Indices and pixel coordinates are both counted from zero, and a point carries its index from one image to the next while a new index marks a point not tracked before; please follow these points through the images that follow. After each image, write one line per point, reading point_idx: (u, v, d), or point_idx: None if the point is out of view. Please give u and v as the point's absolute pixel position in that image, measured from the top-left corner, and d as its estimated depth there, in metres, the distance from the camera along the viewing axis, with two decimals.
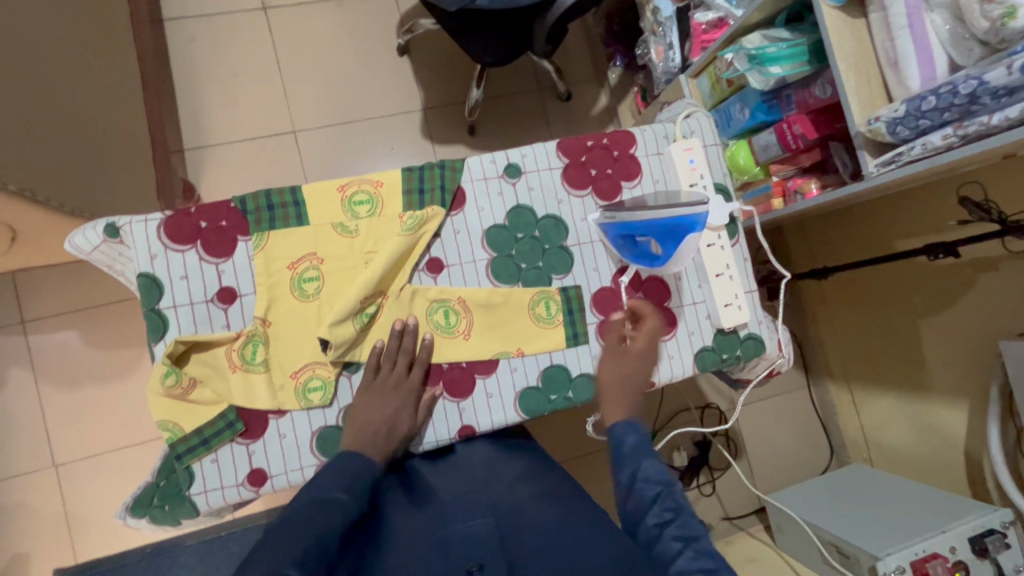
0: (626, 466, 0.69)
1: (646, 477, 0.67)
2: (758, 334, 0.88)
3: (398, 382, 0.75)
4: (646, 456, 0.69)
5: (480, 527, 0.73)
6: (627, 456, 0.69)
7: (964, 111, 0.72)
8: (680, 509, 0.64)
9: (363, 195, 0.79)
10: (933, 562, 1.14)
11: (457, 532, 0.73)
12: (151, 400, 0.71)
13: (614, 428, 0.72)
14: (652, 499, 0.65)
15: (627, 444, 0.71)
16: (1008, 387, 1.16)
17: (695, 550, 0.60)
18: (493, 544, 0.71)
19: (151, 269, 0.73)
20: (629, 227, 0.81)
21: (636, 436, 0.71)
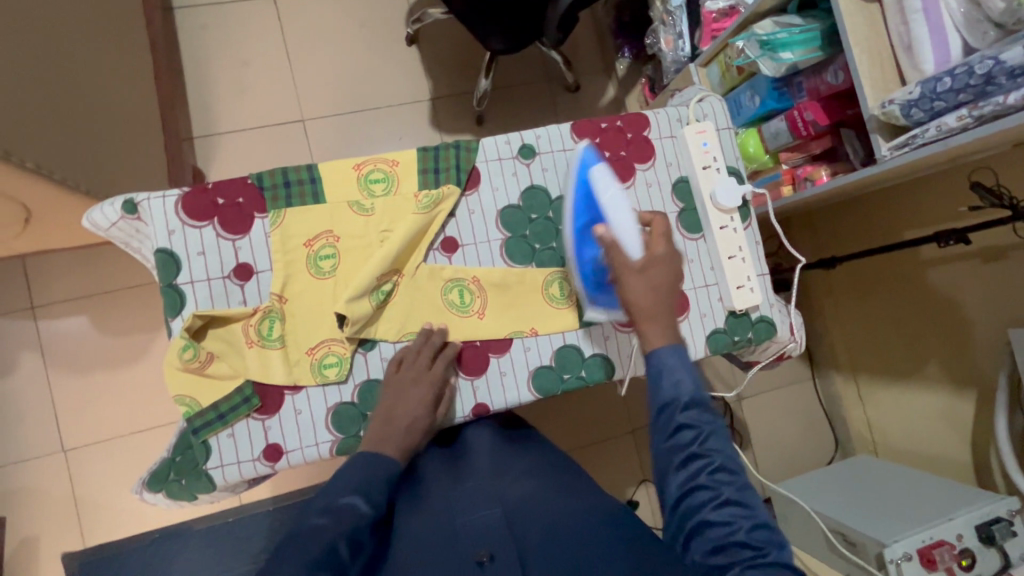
0: (671, 399, 0.64)
1: (695, 415, 0.63)
2: (770, 317, 0.89)
3: (418, 376, 0.74)
4: (692, 389, 0.64)
5: (490, 519, 0.78)
6: (672, 393, 0.64)
7: (979, 92, 0.72)
8: (724, 449, 0.62)
9: (379, 174, 0.79)
10: (940, 549, 1.15)
11: (467, 524, 0.78)
12: (169, 374, 0.71)
13: (657, 352, 0.66)
14: (700, 439, 0.62)
15: (671, 374, 0.65)
16: (1016, 375, 1.16)
17: (738, 497, 0.60)
18: (502, 535, 0.76)
19: (168, 245, 0.73)
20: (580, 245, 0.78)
21: (681, 364, 0.65)
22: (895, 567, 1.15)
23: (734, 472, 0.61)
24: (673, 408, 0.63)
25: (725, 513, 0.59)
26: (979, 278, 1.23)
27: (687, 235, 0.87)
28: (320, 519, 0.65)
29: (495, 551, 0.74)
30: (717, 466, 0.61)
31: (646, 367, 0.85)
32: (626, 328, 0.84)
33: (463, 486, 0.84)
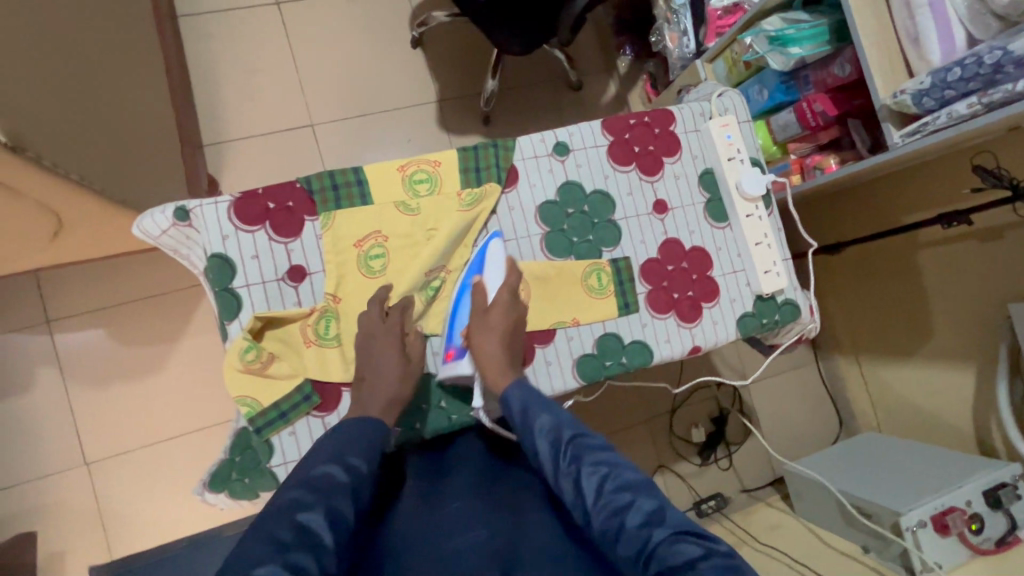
0: (526, 432, 0.68)
1: (545, 438, 0.66)
2: (794, 300, 0.93)
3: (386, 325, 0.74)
4: (538, 413, 0.68)
5: (477, 540, 0.67)
6: (522, 424, 0.69)
7: (988, 80, 0.77)
8: (585, 451, 0.63)
9: (422, 174, 0.81)
10: (952, 514, 1.21)
11: (452, 548, 0.66)
12: (231, 375, 0.73)
13: (506, 395, 0.72)
14: (557, 455, 0.64)
15: (518, 408, 0.70)
16: (1016, 347, 1.23)
17: (607, 491, 0.59)
18: (491, 556, 0.63)
19: (223, 249, 0.75)
20: (455, 310, 0.80)
21: (526, 395, 0.70)
22: (911, 534, 1.20)
23: (600, 468, 0.61)
24: (530, 441, 0.68)
25: (605, 509, 0.58)
26: (977, 257, 1.29)
27: (714, 224, 0.91)
28: (297, 492, 0.57)
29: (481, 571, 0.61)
30: (580, 472, 0.62)
31: (682, 352, 0.88)
32: (661, 315, 0.88)
33: (453, 504, 0.74)
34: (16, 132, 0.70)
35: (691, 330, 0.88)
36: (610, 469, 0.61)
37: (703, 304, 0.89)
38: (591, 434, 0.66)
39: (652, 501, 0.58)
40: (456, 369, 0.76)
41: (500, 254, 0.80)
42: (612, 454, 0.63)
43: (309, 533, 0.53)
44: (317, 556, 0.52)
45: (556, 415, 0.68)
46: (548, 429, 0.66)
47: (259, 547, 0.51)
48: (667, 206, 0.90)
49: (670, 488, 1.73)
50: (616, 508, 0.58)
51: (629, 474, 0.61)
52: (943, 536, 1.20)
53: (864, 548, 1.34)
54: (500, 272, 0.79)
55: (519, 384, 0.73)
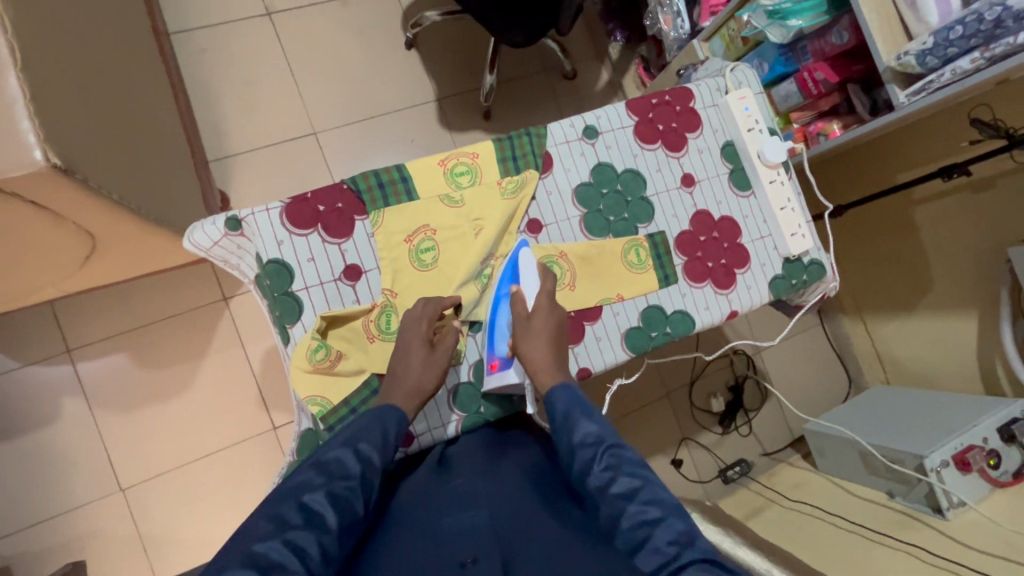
0: (563, 432, 0.65)
1: (583, 440, 0.63)
2: (819, 259, 0.98)
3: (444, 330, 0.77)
4: (580, 417, 0.65)
5: (476, 519, 0.64)
6: (560, 422, 0.66)
7: (988, 35, 0.82)
8: (621, 461, 0.61)
9: (462, 167, 0.84)
10: (972, 452, 1.27)
11: (450, 526, 0.63)
12: (302, 376, 0.75)
13: (549, 395, 0.69)
14: (593, 458, 0.62)
15: (561, 410, 0.67)
16: (1017, 288, 1.29)
17: (640, 503, 0.57)
18: (490, 540, 0.61)
19: (279, 254, 0.76)
20: (496, 321, 0.80)
21: (571, 397, 0.68)
22: (936, 474, 1.26)
23: (635, 479, 0.59)
24: (565, 440, 0.65)
25: (630, 523, 0.56)
26: (973, 207, 1.35)
27: (739, 193, 0.95)
28: (308, 474, 0.58)
29: (479, 553, 0.58)
30: (613, 478, 0.59)
31: (721, 317, 0.92)
32: (698, 284, 0.91)
33: (454, 482, 0.71)
34: (68, 155, 0.70)
35: (727, 296, 0.92)
36: (644, 483, 0.59)
37: (736, 271, 0.93)
38: (627, 446, 0.63)
39: (682, 522, 0.55)
40: (504, 379, 0.78)
41: (531, 263, 0.80)
42: (648, 469, 0.61)
43: (314, 516, 0.54)
44: (319, 539, 0.53)
45: (595, 421, 0.66)
46: (584, 433, 0.64)
47: (263, 524, 0.53)
48: (694, 179, 0.93)
49: (696, 458, 1.78)
50: (644, 523, 0.55)
51: (661, 491, 0.58)
52: (965, 473, 1.27)
53: (890, 493, 1.40)
54: (534, 281, 0.79)
55: (562, 385, 0.70)
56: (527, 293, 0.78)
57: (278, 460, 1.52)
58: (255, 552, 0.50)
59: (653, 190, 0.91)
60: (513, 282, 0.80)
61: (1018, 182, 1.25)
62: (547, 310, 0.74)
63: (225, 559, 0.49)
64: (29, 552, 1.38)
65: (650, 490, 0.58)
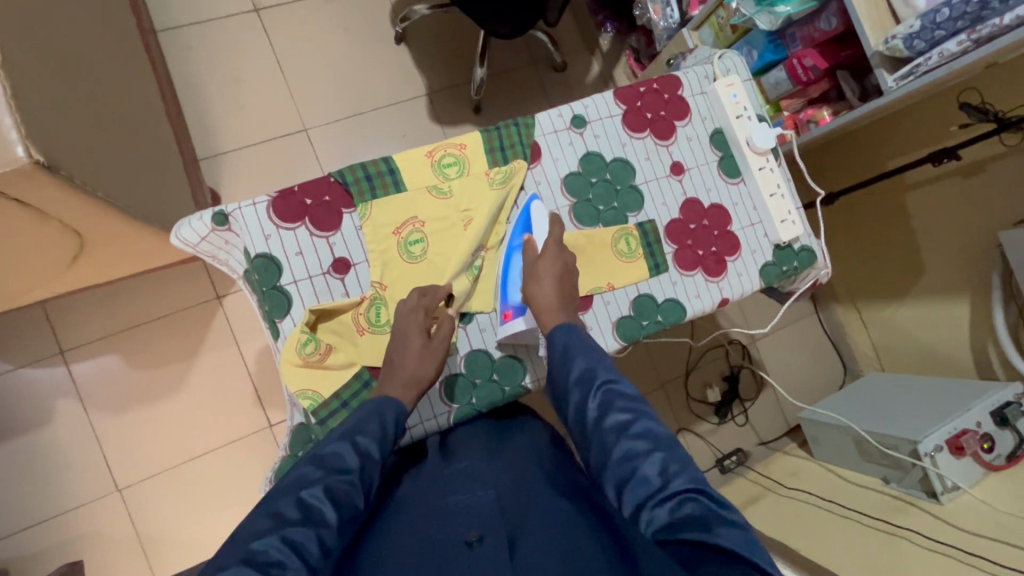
0: (562, 370, 0.67)
1: (578, 377, 0.65)
2: (810, 246, 0.98)
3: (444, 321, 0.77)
4: (577, 355, 0.67)
5: (482, 499, 0.65)
6: (560, 359, 0.68)
7: (975, 17, 0.82)
8: (616, 395, 0.62)
9: (450, 158, 0.84)
10: (965, 436, 1.27)
11: (456, 505, 0.65)
12: (292, 370, 0.75)
13: (549, 336, 0.71)
14: (587, 394, 0.63)
15: (560, 349, 0.69)
16: (1009, 272, 1.29)
17: (631, 433, 0.57)
18: (495, 518, 0.62)
19: (267, 249, 0.76)
20: (508, 271, 0.82)
21: (569, 336, 0.69)
22: (930, 459, 1.26)
23: (628, 411, 0.59)
24: (562, 378, 0.67)
25: (619, 453, 0.57)
26: (965, 192, 1.35)
27: (728, 180, 0.95)
28: (308, 471, 0.59)
29: (486, 531, 0.59)
30: (606, 411, 0.61)
31: (712, 305, 0.92)
32: (689, 272, 0.91)
33: (461, 466, 0.74)
34: (50, 153, 0.70)
35: (718, 284, 0.92)
36: (636, 415, 0.59)
37: (727, 258, 0.93)
38: (623, 383, 0.64)
39: (670, 454, 0.55)
40: (515, 327, 0.80)
41: (543, 213, 0.82)
42: (642, 403, 0.61)
43: (312, 512, 0.54)
44: (319, 536, 0.53)
45: (594, 360, 0.67)
46: (582, 371, 0.65)
47: (259, 524, 0.53)
48: (683, 167, 0.93)
49: (692, 449, 1.79)
50: (633, 453, 0.56)
51: (652, 425, 0.59)
52: (959, 457, 1.27)
53: (885, 479, 1.41)
54: (546, 227, 0.82)
55: (564, 327, 0.71)
56: (539, 241, 0.81)
57: (273, 458, 1.52)
58: (253, 549, 0.50)
59: (642, 180, 0.91)
60: (526, 232, 0.83)
61: (1008, 167, 1.25)
62: (535, 301, 0.74)
63: (225, 558, 0.49)
64: (27, 554, 1.39)
65: (640, 424, 0.59)
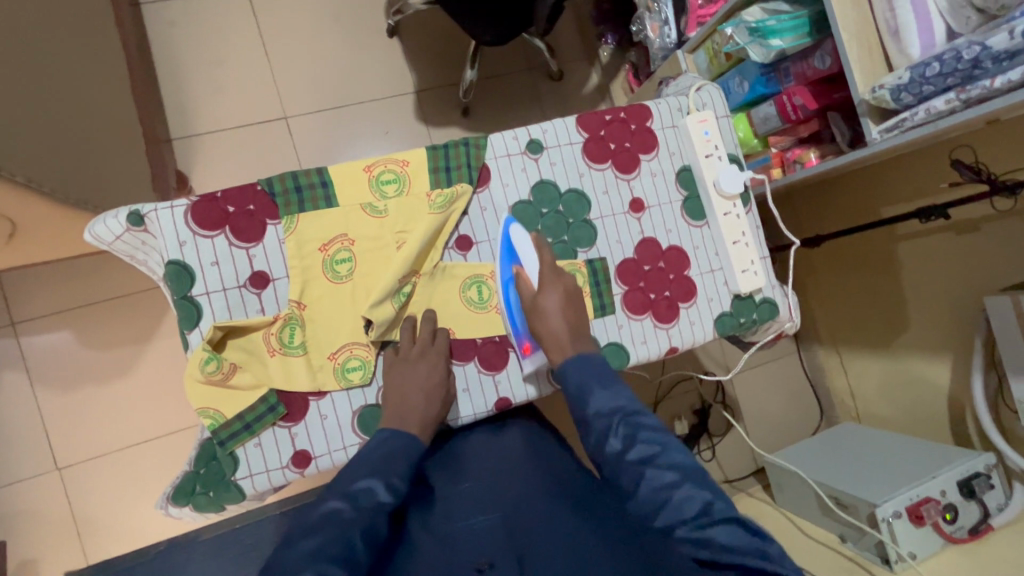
0: (578, 403, 0.70)
1: (598, 411, 0.67)
2: (772, 298, 0.92)
3: (423, 351, 0.76)
4: (595, 391, 0.70)
5: (488, 523, 0.69)
6: (576, 395, 0.71)
7: (966, 76, 0.76)
8: (639, 428, 0.65)
9: (390, 175, 0.79)
10: (926, 505, 1.22)
11: (464, 530, 0.69)
12: (192, 387, 0.71)
13: (563, 370, 0.73)
14: (609, 429, 0.66)
15: (574, 382, 0.71)
16: (992, 338, 1.23)
17: (658, 466, 0.61)
18: (503, 542, 0.65)
19: (180, 256, 0.72)
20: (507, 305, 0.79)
21: (582, 371, 0.72)
22: (887, 526, 1.21)
23: (652, 446, 0.63)
24: (580, 412, 0.69)
25: (648, 485, 0.60)
26: (954, 249, 1.29)
27: (692, 223, 0.90)
28: (338, 503, 0.62)
29: (494, 558, 0.62)
30: (628, 445, 0.64)
31: (658, 352, 0.87)
32: (637, 316, 0.86)
33: (462, 487, 0.78)
34: None
35: (668, 330, 0.87)
36: (661, 448, 0.63)
37: (680, 305, 0.88)
38: (645, 414, 0.67)
39: (698, 483, 0.60)
40: (540, 358, 0.80)
41: (526, 237, 0.79)
42: (665, 433, 0.65)
43: (348, 548, 0.57)
44: (348, 569, 0.55)
45: (615, 391, 0.70)
46: (604, 405, 0.68)
47: (307, 556, 0.55)
48: (643, 205, 0.88)
49: None
50: (664, 484, 0.60)
51: (679, 456, 0.62)
52: (918, 526, 1.22)
53: (842, 538, 1.35)
54: (531, 249, 0.79)
55: (578, 358, 0.74)
56: (531, 273, 0.79)
57: None
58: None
59: (598, 215, 0.86)
60: (515, 260, 0.79)
61: (1004, 229, 1.18)
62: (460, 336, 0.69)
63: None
64: None
65: (666, 453, 0.62)
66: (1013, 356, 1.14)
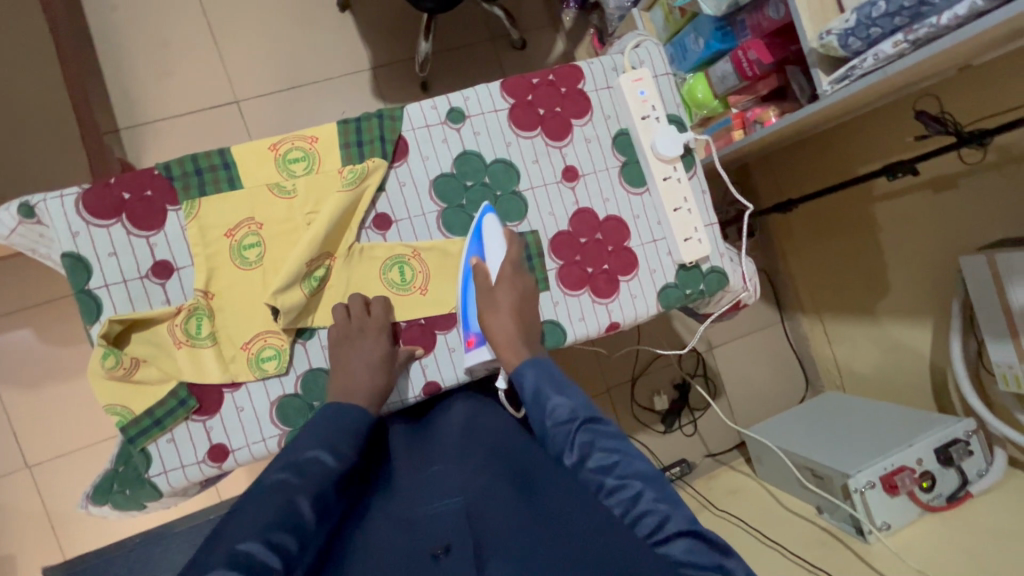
0: (536, 411, 0.66)
1: (555, 421, 0.64)
2: (721, 267, 0.87)
3: (363, 325, 0.73)
4: (553, 396, 0.65)
5: (451, 506, 0.60)
6: (532, 401, 0.66)
7: (914, 14, 0.69)
8: (597, 436, 0.62)
9: (297, 153, 0.75)
10: (901, 474, 1.18)
11: (424, 514, 0.60)
12: (96, 384, 0.68)
13: (516, 372, 0.69)
14: (567, 441, 0.62)
15: (530, 388, 0.67)
16: (969, 300, 1.17)
17: (617, 477, 0.58)
18: (463, 524, 0.57)
19: (75, 248, 0.69)
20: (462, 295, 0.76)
21: (538, 376, 0.67)
22: (860, 496, 1.17)
23: (611, 455, 0.60)
24: (538, 419, 0.65)
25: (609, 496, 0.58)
26: (931, 207, 1.22)
27: (631, 189, 0.85)
28: (283, 475, 0.59)
29: (452, 541, 0.54)
30: (587, 456, 0.61)
31: (599, 329, 0.83)
32: (574, 292, 0.82)
33: (430, 470, 0.69)
34: None
35: (607, 305, 0.82)
36: (620, 457, 0.60)
37: (620, 278, 0.83)
38: (604, 419, 0.64)
39: (660, 492, 0.58)
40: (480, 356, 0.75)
41: (496, 229, 0.76)
42: (625, 442, 0.62)
43: (296, 514, 0.55)
44: (299, 537, 0.54)
45: (570, 397, 0.66)
46: (562, 414, 0.64)
47: (252, 526, 0.53)
48: (578, 173, 0.83)
49: None
50: (625, 497, 0.57)
51: (638, 464, 0.60)
52: (892, 496, 1.18)
53: (818, 509, 1.31)
54: (500, 247, 0.75)
55: (532, 361, 0.69)
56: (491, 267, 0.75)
57: None
58: (240, 550, 0.50)
59: (529, 186, 0.81)
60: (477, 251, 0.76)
61: (982, 183, 1.10)
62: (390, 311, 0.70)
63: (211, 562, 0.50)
64: None
65: (627, 464, 0.59)
66: (989, 316, 1.09)
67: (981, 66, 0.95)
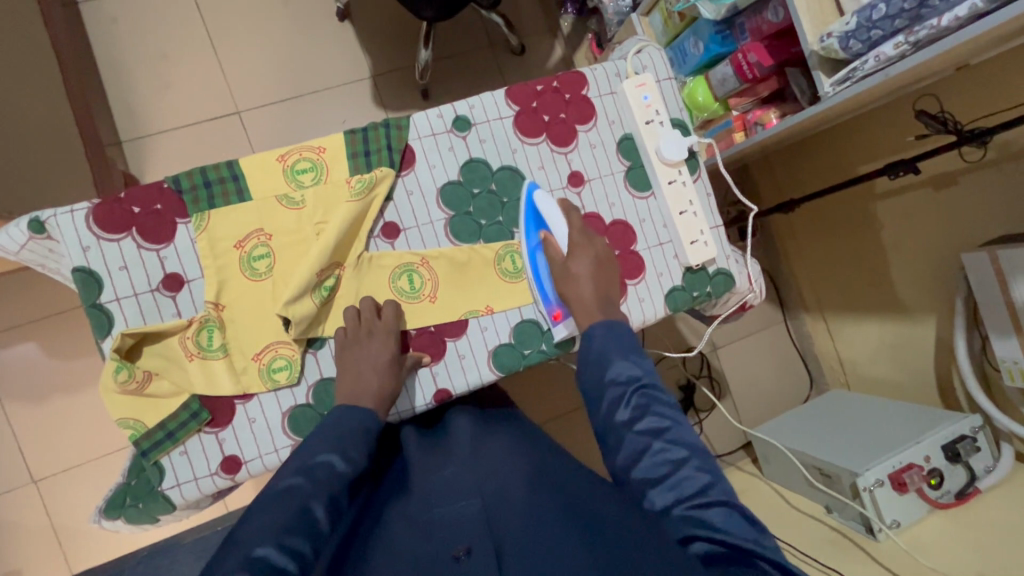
0: (597, 369, 0.66)
1: (615, 378, 0.64)
2: (727, 269, 0.87)
3: (371, 330, 0.72)
4: (617, 358, 0.66)
5: (468, 508, 0.61)
6: (596, 356, 0.67)
7: (915, 15, 0.70)
8: (653, 401, 0.63)
9: (305, 163, 0.75)
10: (909, 471, 1.18)
11: (441, 518, 0.60)
12: (108, 398, 0.68)
13: (587, 331, 0.70)
14: (622, 398, 0.63)
15: (597, 347, 0.68)
16: (972, 296, 1.17)
17: (666, 441, 0.60)
18: (482, 522, 0.58)
19: (85, 263, 0.69)
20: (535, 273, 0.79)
21: (605, 338, 0.68)
22: (869, 494, 1.17)
23: (664, 420, 0.62)
24: (597, 376, 0.66)
25: (654, 460, 0.59)
26: (931, 205, 1.23)
27: (636, 194, 0.85)
28: (294, 480, 0.59)
29: (473, 543, 0.55)
30: (639, 417, 0.62)
31: None
32: None
33: (442, 473, 0.69)
34: None
35: None
36: (672, 424, 0.62)
37: (627, 281, 0.83)
38: (662, 389, 0.65)
39: (703, 462, 0.59)
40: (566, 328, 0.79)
41: (552, 204, 0.78)
42: (677, 412, 0.63)
43: (307, 517, 0.55)
44: (312, 541, 0.55)
45: (633, 361, 0.66)
46: (624, 375, 0.65)
47: (266, 531, 0.53)
48: (583, 178, 0.83)
49: None
50: (671, 459, 0.59)
51: (686, 434, 0.62)
52: (901, 493, 1.18)
53: (827, 508, 1.31)
54: (562, 221, 0.78)
55: (603, 323, 0.70)
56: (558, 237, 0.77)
57: None
58: (255, 555, 0.51)
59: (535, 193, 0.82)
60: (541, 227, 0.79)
61: (983, 179, 1.11)
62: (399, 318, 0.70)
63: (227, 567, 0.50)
64: None
65: (675, 433, 0.61)
66: (993, 313, 1.09)
67: (979, 65, 0.97)
